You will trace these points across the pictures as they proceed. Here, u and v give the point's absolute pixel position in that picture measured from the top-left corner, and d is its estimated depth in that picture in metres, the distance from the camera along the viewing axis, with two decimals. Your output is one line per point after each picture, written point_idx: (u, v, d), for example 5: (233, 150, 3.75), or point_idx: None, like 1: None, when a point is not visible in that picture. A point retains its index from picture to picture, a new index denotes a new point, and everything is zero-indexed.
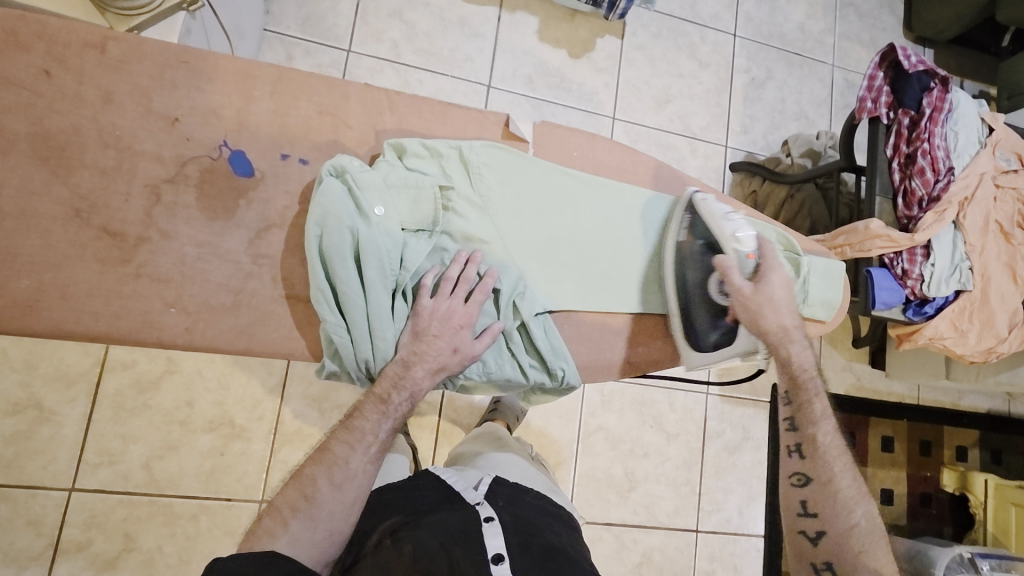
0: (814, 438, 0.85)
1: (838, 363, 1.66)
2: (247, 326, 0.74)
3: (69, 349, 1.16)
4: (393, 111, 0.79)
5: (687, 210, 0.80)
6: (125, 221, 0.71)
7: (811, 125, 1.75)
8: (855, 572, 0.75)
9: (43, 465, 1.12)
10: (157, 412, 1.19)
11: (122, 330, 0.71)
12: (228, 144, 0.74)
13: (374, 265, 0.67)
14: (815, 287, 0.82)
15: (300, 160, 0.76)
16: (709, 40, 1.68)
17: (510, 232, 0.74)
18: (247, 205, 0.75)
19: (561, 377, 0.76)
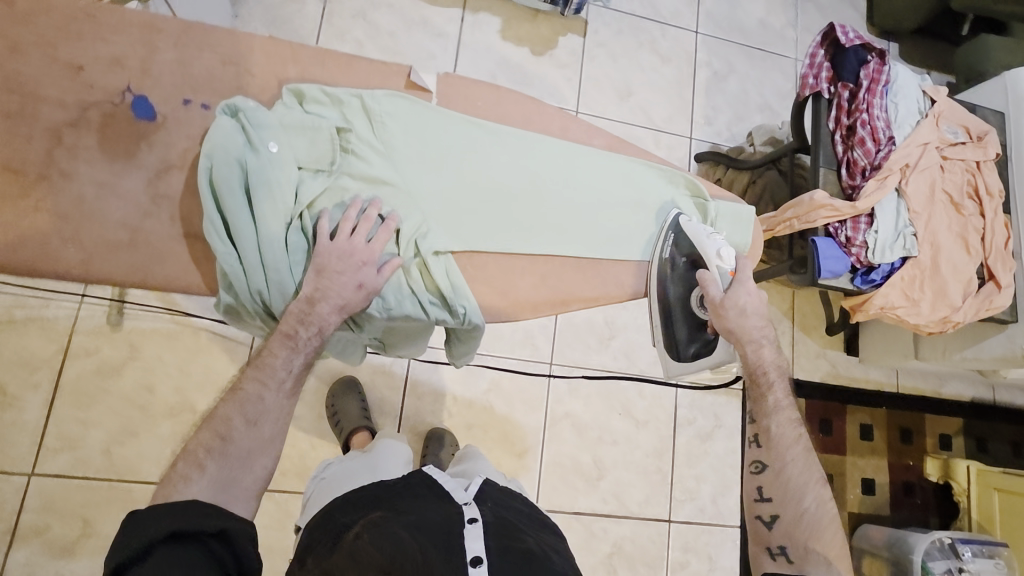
0: (771, 431, 0.81)
1: (812, 350, 1.64)
2: (144, 262, 0.74)
3: (31, 336, 1.18)
4: (297, 62, 0.79)
5: (669, 229, 0.84)
6: (26, 159, 0.72)
7: (776, 116, 1.77)
8: (806, 560, 0.73)
9: (3, 449, 1.14)
10: (118, 397, 1.20)
11: (17, 263, 0.71)
12: (131, 90, 0.75)
13: (265, 199, 0.68)
14: (725, 230, 0.86)
15: (202, 106, 0.77)
16: (669, 37, 1.72)
17: (413, 173, 0.75)
18: (148, 148, 0.75)
19: (462, 316, 0.75)
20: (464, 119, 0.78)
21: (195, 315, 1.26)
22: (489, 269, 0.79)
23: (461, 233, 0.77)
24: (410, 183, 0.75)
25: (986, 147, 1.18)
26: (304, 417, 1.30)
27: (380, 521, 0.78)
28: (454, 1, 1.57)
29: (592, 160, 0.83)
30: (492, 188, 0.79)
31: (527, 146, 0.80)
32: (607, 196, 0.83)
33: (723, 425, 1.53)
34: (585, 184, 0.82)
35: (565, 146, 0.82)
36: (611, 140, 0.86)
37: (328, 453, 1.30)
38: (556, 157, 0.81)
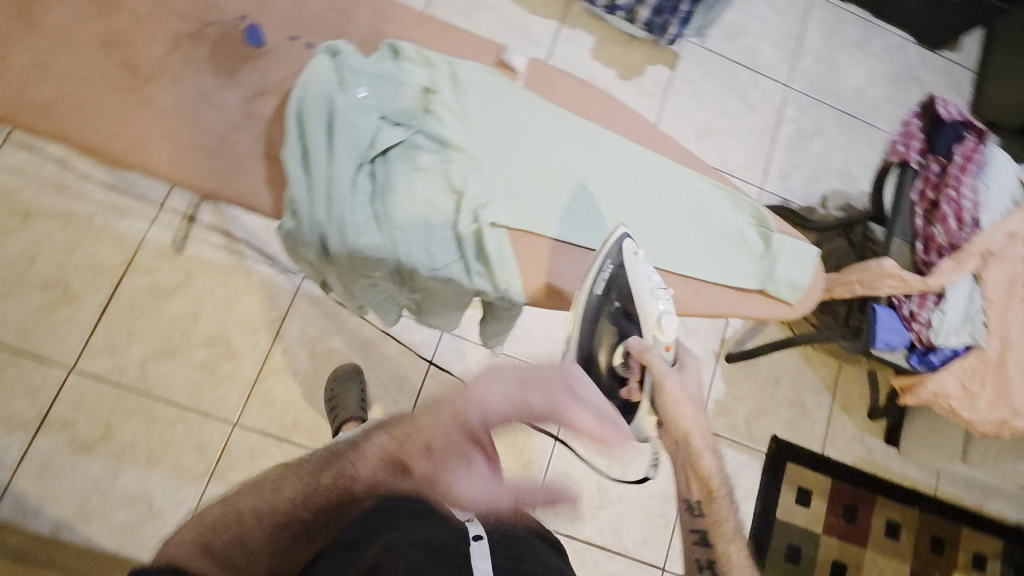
0: (722, 538, 0.72)
1: (849, 431, 1.56)
2: (224, 172, 0.76)
3: (104, 245, 1.27)
4: (397, 21, 0.84)
5: (608, 254, 0.77)
6: (143, 59, 0.77)
7: (856, 184, 1.71)
8: None
9: (55, 339, 1.22)
10: (165, 318, 1.27)
11: (113, 147, 0.74)
12: (248, 18, 0.81)
13: (345, 136, 0.70)
14: (785, 265, 0.82)
15: (306, 44, 0.82)
16: (760, 87, 1.71)
17: (485, 141, 0.76)
18: (249, 69, 0.80)
19: (504, 290, 0.73)
20: (542, 105, 0.80)
21: (249, 257, 1.33)
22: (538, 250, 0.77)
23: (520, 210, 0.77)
24: (479, 151, 0.76)
25: None
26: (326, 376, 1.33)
27: (402, 543, 0.66)
28: (553, 14, 1.62)
29: (661, 168, 0.82)
30: (557, 174, 0.79)
31: (598, 141, 0.81)
32: (669, 207, 0.82)
33: (739, 485, 1.47)
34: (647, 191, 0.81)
35: (633, 152, 0.83)
36: (682, 154, 0.85)
37: None
38: (623, 158, 0.82)
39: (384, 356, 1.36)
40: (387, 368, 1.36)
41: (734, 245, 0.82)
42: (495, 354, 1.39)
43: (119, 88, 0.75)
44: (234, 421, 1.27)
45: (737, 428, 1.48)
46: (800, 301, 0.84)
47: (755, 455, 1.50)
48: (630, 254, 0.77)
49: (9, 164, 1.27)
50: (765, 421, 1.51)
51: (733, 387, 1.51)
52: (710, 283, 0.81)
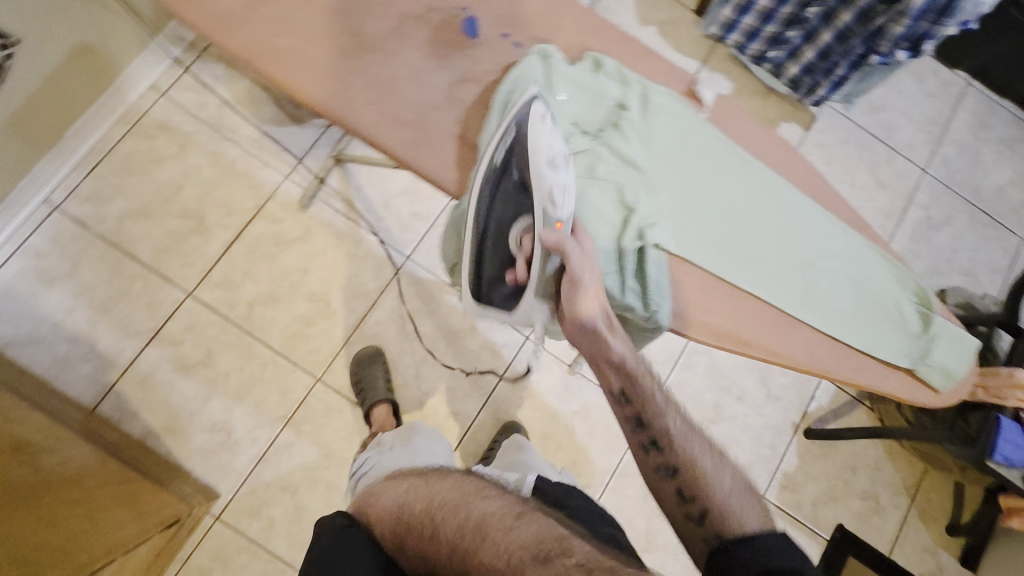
0: (666, 428, 0.68)
1: (921, 540, 1.46)
2: (417, 146, 0.72)
3: (241, 188, 1.37)
4: (605, 37, 0.77)
5: (511, 123, 0.68)
6: (358, 16, 0.73)
7: (977, 285, 1.63)
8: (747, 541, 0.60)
9: (181, 264, 1.31)
10: (279, 267, 1.35)
11: (325, 100, 0.70)
12: (468, 9, 0.76)
13: (538, 136, 0.68)
14: (940, 350, 0.76)
15: (515, 43, 0.76)
16: (894, 166, 1.65)
17: (671, 166, 0.71)
18: (460, 57, 0.75)
19: (652, 311, 0.68)
20: (734, 141, 0.74)
21: (365, 227, 1.40)
22: (697, 282, 0.71)
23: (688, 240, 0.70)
24: (664, 174, 0.71)
25: None
26: (409, 355, 1.37)
27: None
28: (697, 52, 1.61)
29: (842, 232, 0.76)
30: (738, 213, 0.72)
31: (783, 190, 0.74)
32: (842, 271, 0.75)
33: None
34: (824, 250, 0.75)
35: (822, 209, 0.75)
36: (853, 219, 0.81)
37: (415, 396, 1.36)
38: (810, 214, 0.75)
39: (466, 349, 1.39)
40: (467, 361, 1.38)
41: (895, 326, 0.76)
42: (574, 372, 1.40)
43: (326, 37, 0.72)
44: (318, 376, 1.32)
45: (801, 506, 1.42)
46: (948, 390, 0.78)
47: (815, 540, 1.43)
48: (539, 114, 0.68)
49: (176, 99, 1.37)
50: (832, 507, 1.44)
51: (805, 463, 1.45)
52: (859, 350, 0.75)
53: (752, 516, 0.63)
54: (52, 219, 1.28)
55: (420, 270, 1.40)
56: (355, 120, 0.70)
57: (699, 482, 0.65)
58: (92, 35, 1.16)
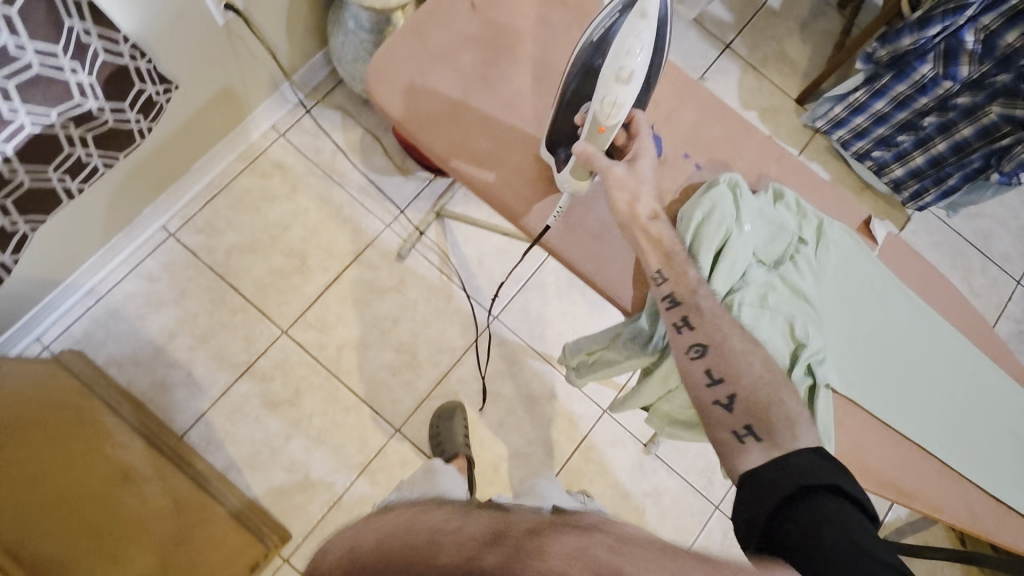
0: (700, 304, 0.67)
1: None
2: (598, 259, 0.76)
3: (344, 232, 1.41)
4: (781, 164, 0.80)
5: (618, 8, 0.67)
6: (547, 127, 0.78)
7: None
8: (781, 430, 0.61)
9: (280, 301, 1.35)
10: (372, 313, 1.38)
11: (520, 209, 0.76)
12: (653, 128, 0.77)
13: (726, 269, 0.70)
14: None
15: (695, 165, 0.78)
16: (988, 274, 1.62)
17: (844, 311, 0.73)
18: None
19: None
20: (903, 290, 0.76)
21: (457, 283, 1.42)
22: (861, 426, 0.72)
23: (857, 383, 0.72)
24: (837, 318, 0.73)
25: None
26: (488, 416, 1.37)
27: None
28: (795, 141, 1.63)
29: (999, 389, 0.77)
30: (902, 363, 0.74)
31: (946, 336, 0.76)
32: (996, 427, 0.76)
33: None
34: (981, 406, 0.76)
35: (980, 365, 0.77)
36: (1006, 366, 0.81)
37: (489, 458, 1.34)
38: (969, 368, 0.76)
39: (544, 416, 1.38)
40: (544, 428, 1.38)
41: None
42: (650, 453, 1.38)
43: (518, 143, 0.77)
44: (397, 427, 1.33)
45: None
46: None
47: None
48: (644, 12, 0.65)
49: (293, 141, 1.43)
50: None
51: None
52: (1013, 509, 0.74)
53: (791, 426, 0.61)
54: (167, 245, 1.33)
55: (506, 331, 1.41)
56: (526, 202, 0.76)
57: (735, 381, 0.65)
58: (234, 80, 1.22)
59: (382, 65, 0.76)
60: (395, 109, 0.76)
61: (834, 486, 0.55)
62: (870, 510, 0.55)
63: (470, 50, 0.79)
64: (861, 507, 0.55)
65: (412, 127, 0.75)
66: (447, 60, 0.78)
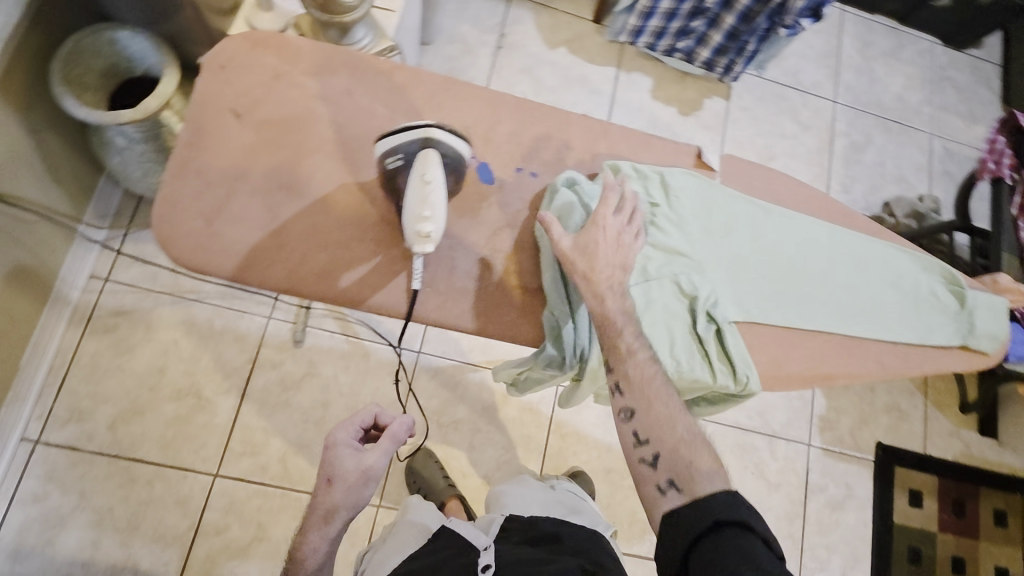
0: (627, 373, 0.70)
1: (945, 427, 1.61)
2: (485, 309, 0.73)
3: (228, 345, 1.29)
4: (606, 137, 0.82)
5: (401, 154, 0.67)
6: (368, 201, 0.73)
7: (911, 188, 1.79)
8: (698, 476, 0.65)
9: (195, 448, 1.23)
10: (297, 410, 1.29)
11: (378, 297, 0.71)
12: (476, 157, 0.77)
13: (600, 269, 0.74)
14: (983, 320, 0.85)
15: (531, 173, 0.78)
16: (810, 106, 1.78)
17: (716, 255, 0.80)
18: (489, 207, 0.76)
19: (745, 383, 0.74)
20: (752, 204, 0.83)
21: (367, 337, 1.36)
22: (766, 339, 0.79)
23: (748, 303, 0.79)
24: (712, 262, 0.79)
25: None
26: (457, 446, 1.36)
27: None
28: (609, 60, 1.67)
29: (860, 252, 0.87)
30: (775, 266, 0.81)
31: (799, 225, 0.84)
32: (873, 281, 0.85)
33: (855, 495, 1.52)
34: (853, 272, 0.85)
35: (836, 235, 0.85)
36: (857, 224, 0.91)
37: (476, 483, 1.34)
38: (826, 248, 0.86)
39: (507, 418, 1.39)
40: (512, 429, 1.39)
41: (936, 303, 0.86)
42: None
43: (347, 231, 0.72)
44: (378, 502, 1.29)
45: (843, 440, 1.54)
46: (997, 350, 0.86)
47: (864, 464, 1.55)
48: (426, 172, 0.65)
49: (122, 281, 1.27)
50: (868, 429, 1.57)
51: (832, 400, 1.56)
52: (914, 343, 0.84)
53: (708, 476, 0.66)
54: (37, 455, 1.17)
55: (435, 360, 1.39)
56: (364, 294, 0.71)
57: (660, 440, 0.68)
58: (16, 256, 1.06)
59: (172, 224, 0.69)
60: (209, 262, 0.69)
61: (737, 522, 0.60)
62: (777, 549, 0.61)
63: (256, 158, 0.72)
64: (765, 543, 0.61)
65: (237, 269, 0.70)
66: (237, 185, 0.71)
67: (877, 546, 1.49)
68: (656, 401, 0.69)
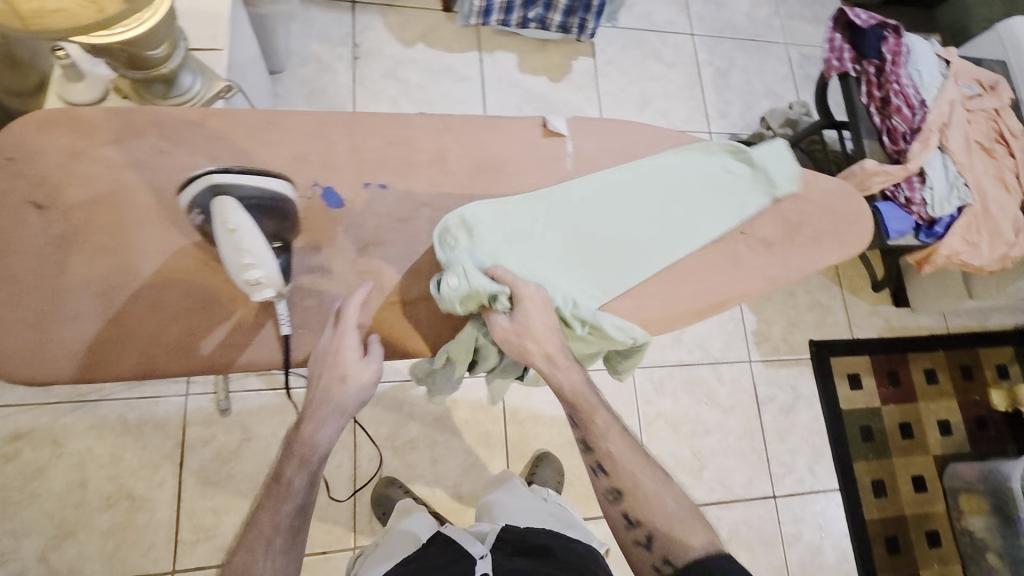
0: (608, 450, 0.70)
1: (865, 309, 1.71)
2: (366, 337, 0.68)
3: (148, 436, 1.21)
4: (451, 129, 0.71)
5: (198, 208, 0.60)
6: (207, 261, 0.70)
7: (780, 99, 1.88)
8: (691, 554, 0.65)
9: (143, 552, 1.15)
10: (243, 480, 1.23)
11: (244, 357, 0.69)
12: (318, 182, 0.68)
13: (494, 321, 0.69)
14: (777, 168, 0.79)
15: (380, 185, 0.69)
16: (670, 44, 1.83)
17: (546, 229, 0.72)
18: (344, 232, 0.68)
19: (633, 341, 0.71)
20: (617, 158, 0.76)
21: (295, 385, 1.30)
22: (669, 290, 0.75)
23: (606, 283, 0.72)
24: (540, 262, 0.70)
25: (1000, 94, 1.31)
26: (418, 464, 1.33)
27: None
28: (469, 45, 1.65)
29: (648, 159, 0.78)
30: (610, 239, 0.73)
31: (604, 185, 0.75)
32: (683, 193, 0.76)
33: (802, 395, 1.60)
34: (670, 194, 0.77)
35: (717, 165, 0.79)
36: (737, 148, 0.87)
37: (447, 494, 1.33)
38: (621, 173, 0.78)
39: (460, 423, 1.37)
40: (468, 432, 1.37)
41: (818, 201, 0.81)
42: None
43: (199, 298, 0.69)
44: (353, 544, 1.26)
45: (779, 348, 1.61)
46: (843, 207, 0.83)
47: (803, 363, 1.64)
48: (228, 221, 0.57)
49: (11, 402, 1.17)
50: (798, 331, 1.65)
51: (761, 314, 1.63)
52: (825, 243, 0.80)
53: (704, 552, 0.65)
54: None
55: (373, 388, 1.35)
56: (229, 357, 0.68)
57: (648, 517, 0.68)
58: None
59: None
60: (54, 371, 0.66)
61: None
62: None
63: (74, 249, 0.68)
64: None
65: (87, 368, 0.66)
66: (60, 285, 0.67)
67: (832, 435, 1.58)
68: (641, 476, 0.69)
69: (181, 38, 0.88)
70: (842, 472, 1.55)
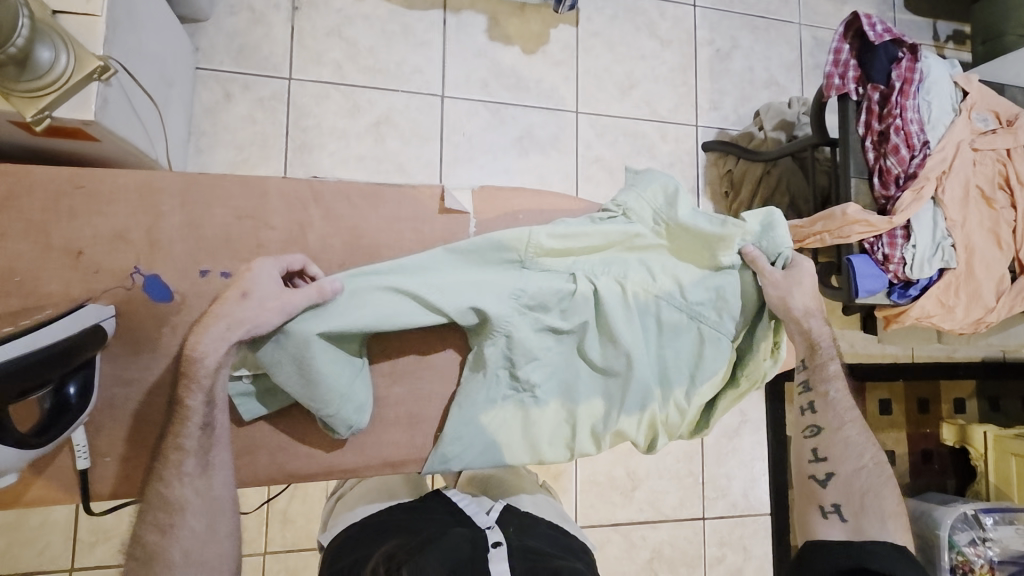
0: (827, 396, 0.90)
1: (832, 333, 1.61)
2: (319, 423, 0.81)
3: None
4: (318, 202, 0.79)
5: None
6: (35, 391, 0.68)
7: (783, 91, 1.68)
8: (863, 504, 0.86)
9: (37, 552, 1.12)
10: None
11: (57, 488, 0.72)
12: (141, 270, 0.72)
13: (740, 329, 0.87)
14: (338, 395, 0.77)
15: (222, 272, 0.75)
16: (668, 16, 1.60)
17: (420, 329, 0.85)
18: (172, 331, 0.73)
19: (767, 219, 0.86)
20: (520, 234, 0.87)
21: None
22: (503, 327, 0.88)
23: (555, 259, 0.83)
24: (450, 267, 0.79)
25: (1016, 132, 1.12)
26: None
27: None
28: (433, 2, 1.41)
29: (468, 295, 0.77)
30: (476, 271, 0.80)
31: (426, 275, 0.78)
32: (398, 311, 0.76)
33: (749, 420, 1.55)
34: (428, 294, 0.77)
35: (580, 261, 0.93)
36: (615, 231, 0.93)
37: None
38: (500, 268, 0.81)
39: None
40: None
41: None
42: None
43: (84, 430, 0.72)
44: (263, 550, 1.22)
45: None
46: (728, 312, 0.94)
47: (756, 387, 1.57)
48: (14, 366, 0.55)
49: None
50: None
51: None
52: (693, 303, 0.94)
53: (875, 497, 0.86)
54: None
55: None
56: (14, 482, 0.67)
57: (835, 462, 0.89)
58: None
59: None
60: None
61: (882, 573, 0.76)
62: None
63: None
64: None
65: None
66: None
67: (772, 462, 1.55)
68: (845, 428, 0.89)
69: (16, 10, 0.71)
70: (776, 498, 1.54)
